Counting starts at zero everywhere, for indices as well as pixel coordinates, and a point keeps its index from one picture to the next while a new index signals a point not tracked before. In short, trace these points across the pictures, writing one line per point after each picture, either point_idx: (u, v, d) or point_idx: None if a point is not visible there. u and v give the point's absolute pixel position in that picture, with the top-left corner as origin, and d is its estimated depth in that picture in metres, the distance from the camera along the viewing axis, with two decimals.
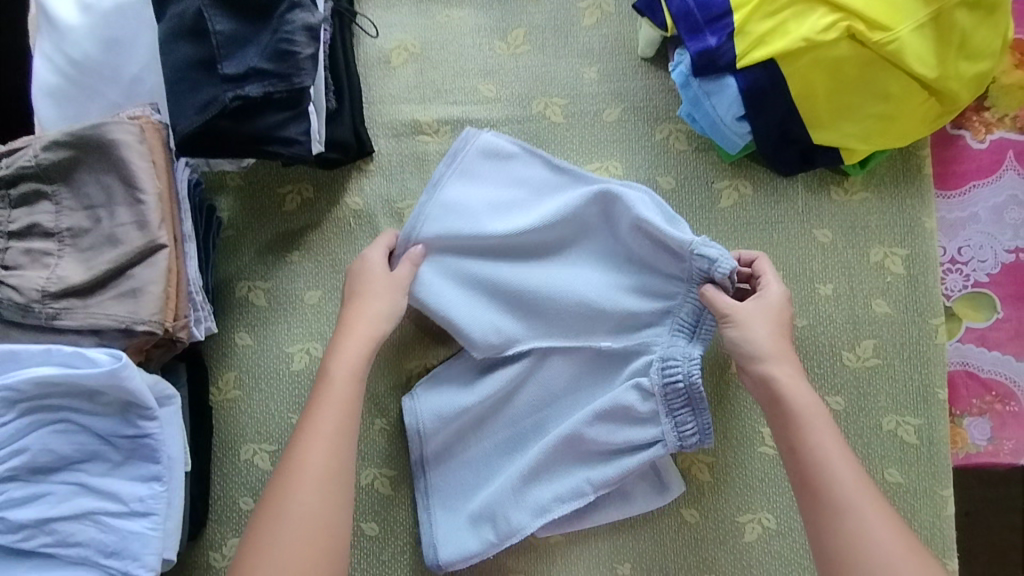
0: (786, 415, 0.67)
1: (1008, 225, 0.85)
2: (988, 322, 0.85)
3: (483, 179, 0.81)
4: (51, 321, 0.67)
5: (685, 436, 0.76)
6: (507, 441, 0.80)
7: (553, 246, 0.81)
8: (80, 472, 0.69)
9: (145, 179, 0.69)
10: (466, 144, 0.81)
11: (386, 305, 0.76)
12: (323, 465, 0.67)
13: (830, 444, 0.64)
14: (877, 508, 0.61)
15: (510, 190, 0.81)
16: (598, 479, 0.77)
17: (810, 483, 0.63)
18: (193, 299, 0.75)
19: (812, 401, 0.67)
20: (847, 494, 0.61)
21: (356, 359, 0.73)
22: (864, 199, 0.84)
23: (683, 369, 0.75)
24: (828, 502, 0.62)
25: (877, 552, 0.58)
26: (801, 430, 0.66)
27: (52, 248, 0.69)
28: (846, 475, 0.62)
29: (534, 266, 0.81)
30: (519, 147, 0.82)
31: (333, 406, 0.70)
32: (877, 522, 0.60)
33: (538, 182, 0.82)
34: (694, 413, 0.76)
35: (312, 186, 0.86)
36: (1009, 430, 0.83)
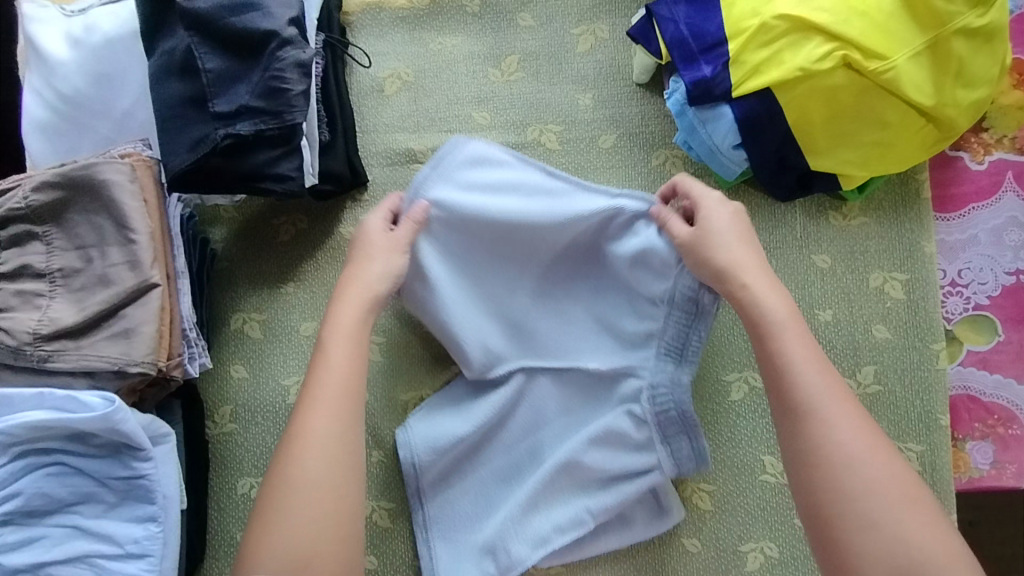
0: (758, 324, 0.65)
1: (1008, 247, 0.85)
2: (989, 344, 0.85)
3: (475, 189, 0.79)
4: (44, 364, 0.67)
5: (681, 463, 0.76)
6: (504, 469, 0.80)
7: (541, 258, 0.80)
8: (75, 515, 0.69)
9: (136, 218, 0.69)
10: (455, 150, 0.78)
11: (385, 265, 0.74)
12: (327, 431, 0.64)
13: (800, 348, 0.63)
14: (847, 409, 0.59)
15: (501, 197, 0.78)
16: (597, 507, 0.76)
17: (776, 387, 0.62)
18: (187, 335, 0.74)
19: (779, 303, 0.66)
20: (812, 395, 0.60)
21: (354, 321, 0.70)
22: (864, 224, 0.83)
23: (674, 396, 0.76)
24: (791, 399, 0.61)
25: (835, 437, 0.58)
26: (771, 335, 0.64)
27: (44, 288, 0.68)
28: (810, 369, 0.61)
29: (527, 281, 0.80)
30: (511, 155, 0.80)
31: (334, 370, 0.67)
32: (849, 425, 0.58)
33: (528, 188, 0.78)
34: (689, 438, 0.76)
35: (306, 217, 0.86)
36: (1012, 453, 0.83)
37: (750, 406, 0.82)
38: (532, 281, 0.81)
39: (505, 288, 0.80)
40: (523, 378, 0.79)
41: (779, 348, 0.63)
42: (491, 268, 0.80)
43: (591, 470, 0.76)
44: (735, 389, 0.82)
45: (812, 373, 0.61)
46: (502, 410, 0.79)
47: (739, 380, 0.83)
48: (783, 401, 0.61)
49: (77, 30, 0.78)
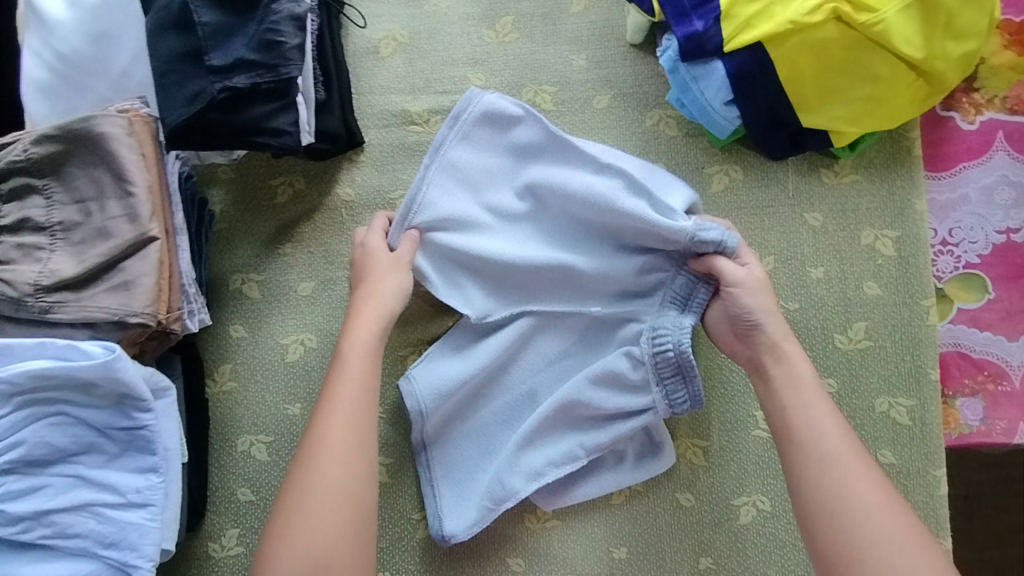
0: (778, 375, 0.69)
1: (998, 205, 0.86)
2: (979, 302, 0.86)
3: (486, 147, 0.82)
4: (45, 314, 0.68)
5: (675, 403, 0.76)
6: (506, 410, 0.81)
7: (545, 209, 0.81)
8: (77, 464, 0.70)
9: (134, 171, 0.69)
10: (469, 105, 0.80)
11: (392, 284, 0.77)
12: (342, 437, 0.68)
13: (818, 402, 0.66)
14: (864, 465, 0.62)
15: (512, 155, 0.81)
16: (590, 443, 0.78)
17: (798, 439, 0.65)
18: (186, 290, 0.75)
19: (802, 363, 0.69)
20: (834, 451, 0.63)
21: (368, 339, 0.74)
22: (855, 181, 0.84)
23: (673, 338, 0.75)
24: (813, 450, 0.64)
25: (853, 492, 0.61)
26: (794, 389, 0.68)
27: (44, 242, 0.69)
28: (831, 425, 0.65)
29: (531, 236, 0.82)
30: (523, 110, 0.81)
31: (352, 386, 0.71)
32: (865, 479, 0.61)
33: (539, 146, 0.81)
34: (684, 381, 0.75)
35: (304, 177, 0.86)
36: (1001, 409, 0.84)
37: None
38: (537, 236, 0.82)
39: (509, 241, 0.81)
40: (522, 324, 0.80)
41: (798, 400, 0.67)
42: (494, 211, 0.81)
43: (592, 411, 0.78)
44: None
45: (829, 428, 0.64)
46: (507, 352, 0.80)
47: None
48: (799, 450, 0.64)
49: None
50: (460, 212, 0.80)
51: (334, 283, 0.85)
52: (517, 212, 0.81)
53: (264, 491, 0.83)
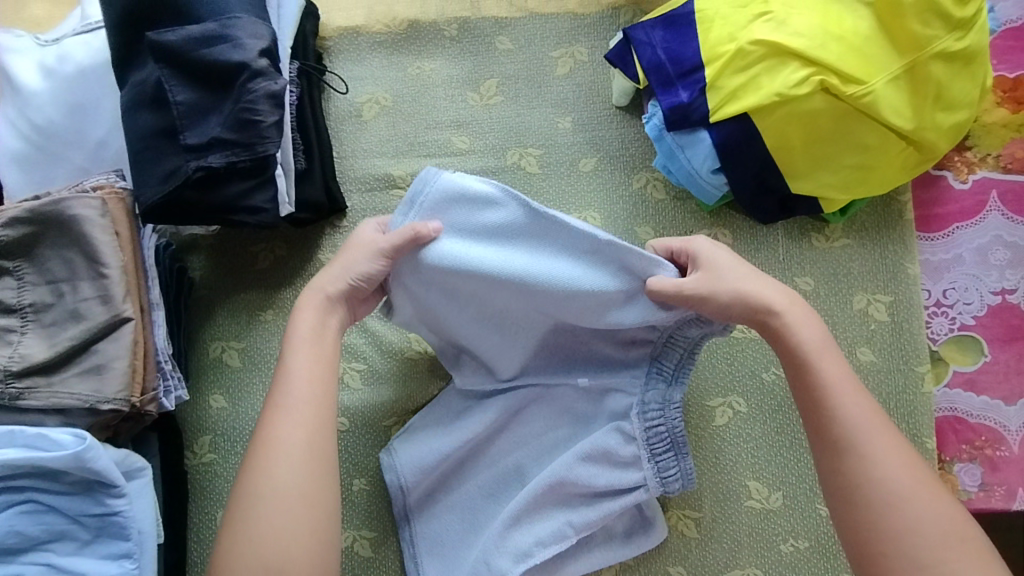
0: (789, 351, 0.63)
1: (993, 266, 0.85)
2: (976, 365, 0.84)
3: (452, 226, 0.71)
4: (14, 401, 0.66)
5: (668, 481, 0.74)
6: (491, 483, 0.78)
7: (528, 298, 0.72)
8: (48, 552, 0.68)
9: (108, 252, 0.68)
10: (426, 186, 0.72)
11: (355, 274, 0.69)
12: (294, 434, 0.61)
13: (837, 378, 0.61)
14: (893, 445, 0.58)
15: (483, 238, 0.71)
16: (579, 520, 0.74)
17: (816, 426, 0.60)
18: (162, 368, 0.73)
19: (816, 332, 0.63)
20: (857, 432, 0.58)
21: (315, 327, 0.67)
22: (847, 245, 0.82)
23: (664, 416, 0.74)
24: (832, 436, 0.59)
25: (881, 475, 0.56)
26: (808, 365, 0.62)
27: (15, 324, 0.67)
28: (849, 402, 0.59)
29: (514, 327, 0.75)
30: (490, 191, 0.71)
31: (299, 374, 0.64)
32: (892, 461, 0.56)
33: (514, 229, 0.71)
34: (677, 457, 0.74)
35: (285, 244, 0.85)
36: (1000, 474, 0.83)
37: (735, 432, 0.81)
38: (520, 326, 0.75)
39: (494, 327, 0.75)
40: (508, 399, 0.78)
41: (817, 378, 0.61)
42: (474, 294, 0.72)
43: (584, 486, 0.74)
44: (719, 414, 0.81)
45: (853, 407, 0.59)
46: (492, 426, 0.78)
47: (723, 405, 0.81)
48: (820, 433, 0.60)
49: (50, 60, 0.77)
50: (437, 305, 0.73)
51: None
52: (499, 297, 0.73)
53: None
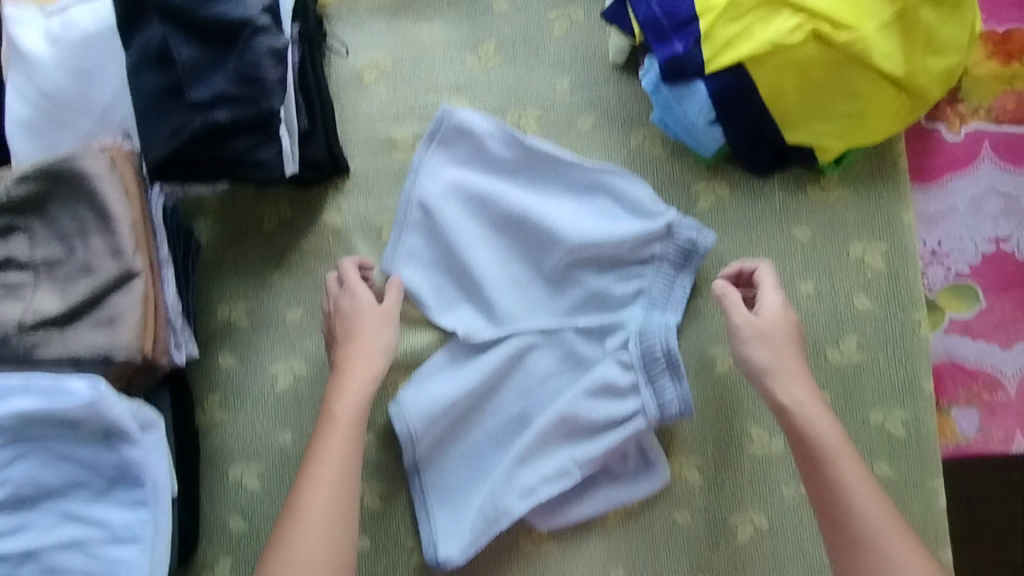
0: (805, 444, 0.69)
1: (987, 216, 0.87)
2: (972, 312, 0.86)
3: (464, 159, 0.84)
4: (30, 353, 0.68)
5: (665, 405, 0.76)
6: (498, 431, 0.82)
7: (529, 224, 0.82)
8: (67, 501, 0.70)
9: (117, 208, 0.69)
10: (440, 123, 0.83)
11: (375, 355, 0.76)
12: (326, 501, 0.68)
13: (851, 476, 0.66)
14: (904, 540, 0.63)
15: (491, 171, 0.84)
16: (582, 457, 0.78)
17: (829, 516, 0.66)
18: (172, 324, 0.75)
19: (831, 428, 0.69)
20: (869, 523, 0.64)
21: (351, 412, 0.73)
22: (842, 195, 0.83)
23: (659, 337, 0.77)
24: (848, 526, 0.64)
25: (890, 561, 0.62)
26: (823, 460, 0.67)
27: (28, 279, 0.69)
28: (862, 496, 0.65)
29: (519, 252, 0.84)
30: (494, 127, 0.83)
31: (336, 446, 0.71)
32: (901, 549, 0.62)
33: (516, 163, 0.83)
34: (672, 379, 0.76)
35: (290, 205, 0.86)
36: (996, 418, 0.86)
37: (736, 379, 0.83)
38: (525, 252, 0.83)
39: (502, 251, 0.84)
40: (511, 345, 0.81)
41: (832, 473, 0.66)
42: (479, 219, 0.84)
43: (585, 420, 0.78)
44: (720, 363, 0.83)
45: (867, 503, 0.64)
46: (498, 369, 0.81)
47: (723, 353, 0.83)
48: (833, 522, 0.65)
49: (56, 28, 0.79)
50: (453, 226, 0.83)
51: (324, 310, 0.85)
52: (506, 222, 0.83)
53: (257, 519, 0.84)
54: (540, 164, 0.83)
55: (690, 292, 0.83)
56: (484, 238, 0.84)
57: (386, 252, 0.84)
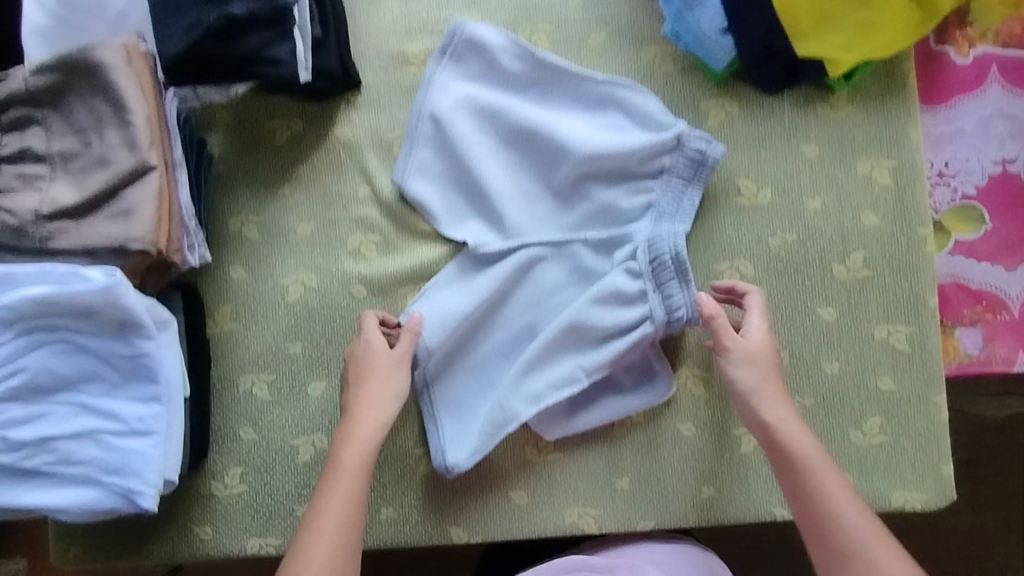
0: (789, 463, 0.70)
1: (994, 138, 0.87)
2: (977, 233, 0.87)
3: (475, 74, 0.85)
4: (46, 243, 0.68)
5: (673, 309, 0.77)
6: (506, 343, 0.82)
7: (539, 137, 0.82)
8: (81, 392, 0.71)
9: (134, 101, 0.70)
10: (452, 37, 0.84)
11: (382, 404, 0.76)
12: (327, 558, 0.66)
13: (834, 487, 0.68)
14: (886, 545, 0.64)
15: (502, 87, 0.84)
16: (590, 364, 0.79)
17: (819, 539, 0.67)
18: (187, 226, 0.76)
19: (810, 444, 0.70)
20: (857, 538, 0.65)
21: (358, 463, 0.72)
22: (851, 112, 0.84)
23: (668, 243, 0.78)
24: (837, 547, 0.65)
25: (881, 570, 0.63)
26: (806, 478, 0.69)
27: (44, 171, 0.69)
28: (848, 512, 0.66)
29: (529, 166, 0.84)
30: (507, 41, 0.83)
31: (343, 494, 0.70)
32: (891, 558, 0.63)
33: (527, 78, 0.84)
34: (680, 284, 0.78)
35: (302, 120, 0.87)
36: (1000, 337, 0.86)
37: None
38: (535, 166, 0.84)
39: (511, 165, 0.84)
40: (520, 257, 0.82)
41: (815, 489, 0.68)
42: (491, 133, 0.84)
43: (593, 328, 0.79)
44: (727, 278, 0.83)
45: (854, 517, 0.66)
46: (509, 281, 0.81)
47: (730, 268, 0.83)
48: (822, 542, 0.66)
49: None
50: (464, 139, 0.83)
51: (334, 224, 0.86)
52: (516, 136, 0.83)
53: (267, 428, 0.86)
54: (551, 79, 0.84)
55: (699, 206, 0.83)
56: (495, 153, 0.84)
57: (397, 165, 0.85)
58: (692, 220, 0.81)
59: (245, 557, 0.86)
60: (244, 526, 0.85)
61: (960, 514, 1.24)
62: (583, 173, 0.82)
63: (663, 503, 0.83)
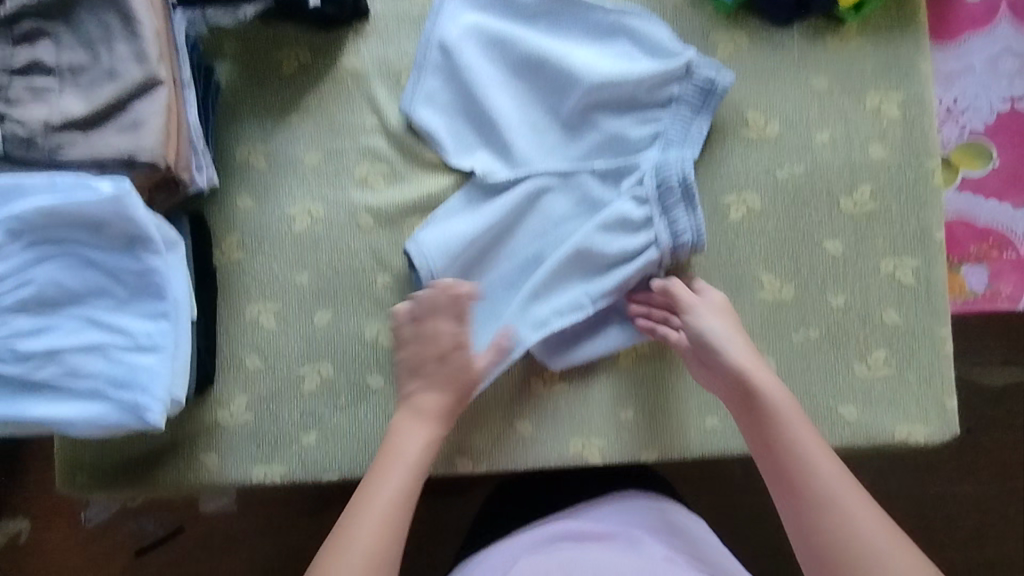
0: (762, 411, 0.71)
1: (1003, 74, 0.87)
2: (984, 170, 0.87)
3: (484, 4, 0.85)
4: (55, 154, 0.68)
5: (678, 234, 0.78)
6: (512, 272, 0.82)
7: (547, 66, 0.82)
8: (88, 307, 0.71)
9: (145, 17, 0.70)
10: None
11: (419, 433, 0.75)
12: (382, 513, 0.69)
13: (807, 438, 0.69)
14: (856, 494, 0.66)
15: (510, 16, 0.84)
16: (595, 291, 0.79)
17: (788, 486, 0.68)
18: (194, 145, 0.76)
19: (781, 393, 0.71)
20: (827, 486, 0.66)
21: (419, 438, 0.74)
22: (861, 45, 0.84)
23: (676, 168, 0.78)
24: (808, 493, 0.66)
25: (846, 514, 0.65)
26: (779, 428, 0.70)
27: (54, 84, 0.69)
28: (821, 461, 0.67)
29: (537, 96, 0.84)
30: None
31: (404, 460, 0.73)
32: (857, 506, 0.65)
33: (536, 7, 0.84)
34: (686, 210, 0.78)
35: (309, 49, 0.87)
36: (1007, 275, 0.86)
37: (748, 226, 0.83)
38: (543, 96, 0.84)
39: (518, 95, 0.84)
40: (526, 185, 0.81)
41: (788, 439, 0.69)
42: (499, 63, 0.84)
43: (599, 255, 0.79)
44: (734, 210, 0.83)
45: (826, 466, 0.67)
46: (516, 209, 0.81)
47: (737, 201, 0.83)
48: (793, 489, 0.67)
49: None
50: (472, 68, 0.83)
51: (341, 154, 0.86)
52: (524, 65, 0.83)
53: (273, 358, 0.86)
54: (560, 8, 0.83)
55: (706, 138, 0.83)
56: (503, 82, 0.84)
57: (405, 93, 0.85)
58: (700, 148, 0.81)
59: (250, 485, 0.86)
60: (249, 454, 0.86)
61: (953, 472, 1.26)
62: (590, 103, 0.81)
63: (667, 433, 0.83)
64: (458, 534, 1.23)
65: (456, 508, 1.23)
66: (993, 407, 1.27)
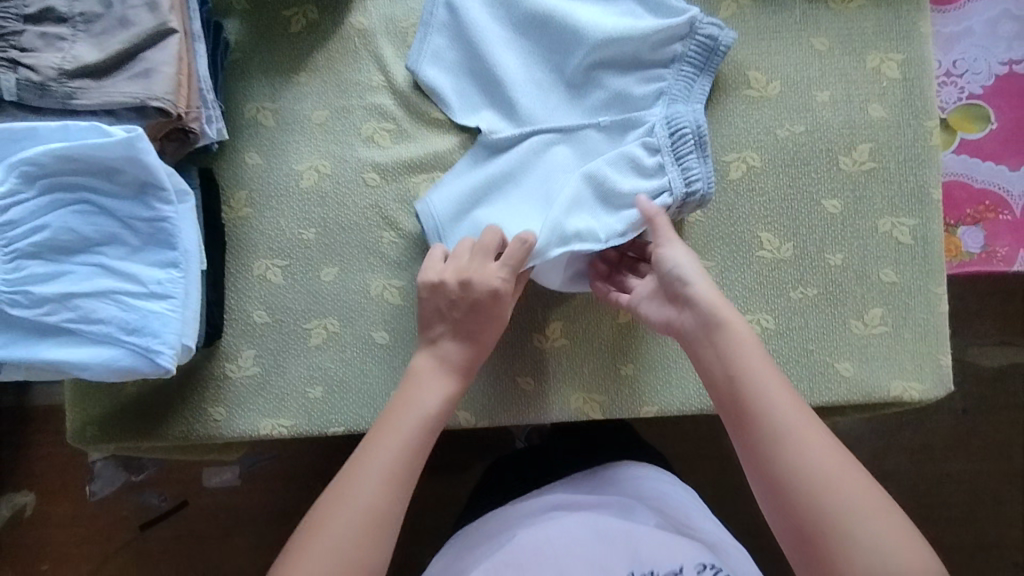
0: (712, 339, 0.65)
1: (1001, 38, 0.89)
2: (982, 132, 0.88)
3: None
4: (68, 101, 0.69)
5: (690, 181, 0.78)
6: (522, 210, 0.80)
7: (552, 25, 0.83)
8: (100, 254, 0.72)
9: None
10: None
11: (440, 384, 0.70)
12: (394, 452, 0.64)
13: (764, 370, 0.62)
14: (809, 425, 0.58)
15: None
16: (609, 225, 0.77)
17: (738, 417, 0.61)
18: (205, 97, 0.78)
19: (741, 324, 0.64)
20: (781, 419, 0.59)
21: (438, 384, 0.71)
22: (862, 6, 0.85)
23: (688, 119, 0.79)
24: (757, 425, 0.60)
25: (800, 450, 0.57)
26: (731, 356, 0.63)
27: (67, 33, 0.71)
28: (775, 393, 0.60)
29: (542, 55, 0.85)
30: None
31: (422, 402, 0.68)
32: (814, 443, 0.57)
33: None
34: (699, 158, 0.78)
35: (317, 8, 0.89)
36: (1003, 236, 0.87)
37: (748, 184, 0.84)
38: (548, 55, 0.85)
39: (524, 54, 0.85)
40: (530, 142, 0.83)
41: (740, 367, 0.62)
42: (505, 22, 0.86)
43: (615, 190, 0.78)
44: (735, 169, 0.85)
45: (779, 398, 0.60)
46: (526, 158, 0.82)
47: (738, 160, 0.84)
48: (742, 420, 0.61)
49: None
50: (478, 27, 0.85)
51: (347, 111, 0.87)
52: (530, 24, 0.85)
53: (280, 312, 0.86)
54: None
55: (708, 97, 0.85)
56: (508, 41, 0.85)
57: (411, 51, 0.87)
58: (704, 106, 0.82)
59: (257, 438, 0.86)
60: (257, 406, 0.85)
61: (949, 450, 1.28)
62: (595, 59, 0.82)
63: (668, 388, 0.85)
64: (458, 505, 1.24)
65: (457, 478, 1.25)
66: (989, 386, 1.29)
